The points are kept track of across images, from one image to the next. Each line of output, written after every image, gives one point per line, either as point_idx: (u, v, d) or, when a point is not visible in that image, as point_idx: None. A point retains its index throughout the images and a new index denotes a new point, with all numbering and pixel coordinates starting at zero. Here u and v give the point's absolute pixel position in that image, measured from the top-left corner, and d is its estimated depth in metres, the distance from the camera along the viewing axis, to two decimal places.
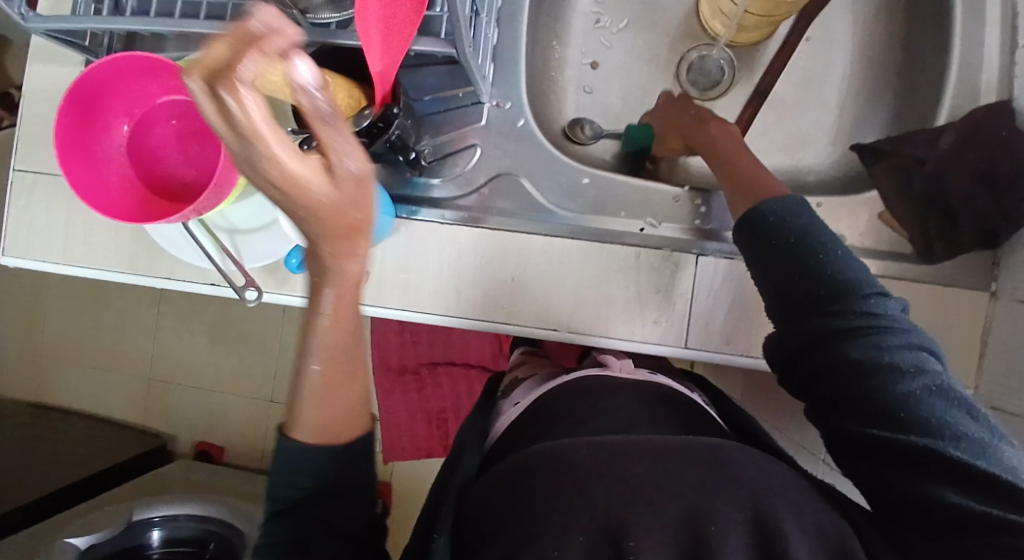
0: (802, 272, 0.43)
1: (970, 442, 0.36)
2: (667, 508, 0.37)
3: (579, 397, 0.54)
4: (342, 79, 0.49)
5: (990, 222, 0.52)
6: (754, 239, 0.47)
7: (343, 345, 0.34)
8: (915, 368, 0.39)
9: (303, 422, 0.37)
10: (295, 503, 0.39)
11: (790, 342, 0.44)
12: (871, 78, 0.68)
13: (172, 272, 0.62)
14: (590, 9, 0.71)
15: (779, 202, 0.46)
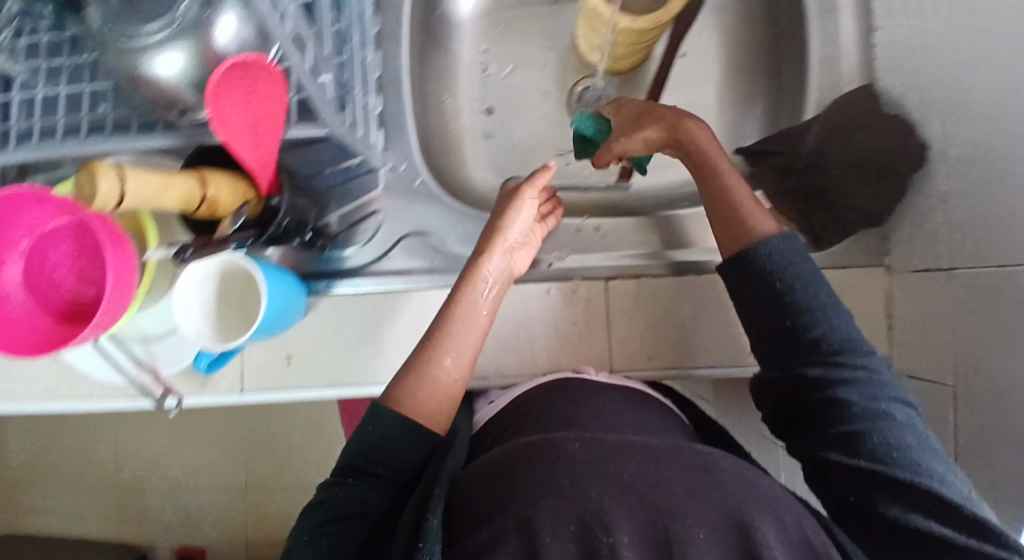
0: (796, 317, 0.48)
1: (948, 483, 0.41)
2: (659, 506, 0.38)
3: (553, 398, 0.53)
4: (225, 175, 0.49)
5: (869, 206, 0.56)
6: (746, 274, 0.51)
7: (469, 329, 0.51)
8: (895, 415, 0.44)
9: (417, 385, 0.49)
10: (354, 462, 0.47)
11: (781, 377, 0.49)
12: (747, 79, 0.70)
13: (91, 393, 0.62)
14: (475, 59, 0.73)
15: (779, 242, 0.50)
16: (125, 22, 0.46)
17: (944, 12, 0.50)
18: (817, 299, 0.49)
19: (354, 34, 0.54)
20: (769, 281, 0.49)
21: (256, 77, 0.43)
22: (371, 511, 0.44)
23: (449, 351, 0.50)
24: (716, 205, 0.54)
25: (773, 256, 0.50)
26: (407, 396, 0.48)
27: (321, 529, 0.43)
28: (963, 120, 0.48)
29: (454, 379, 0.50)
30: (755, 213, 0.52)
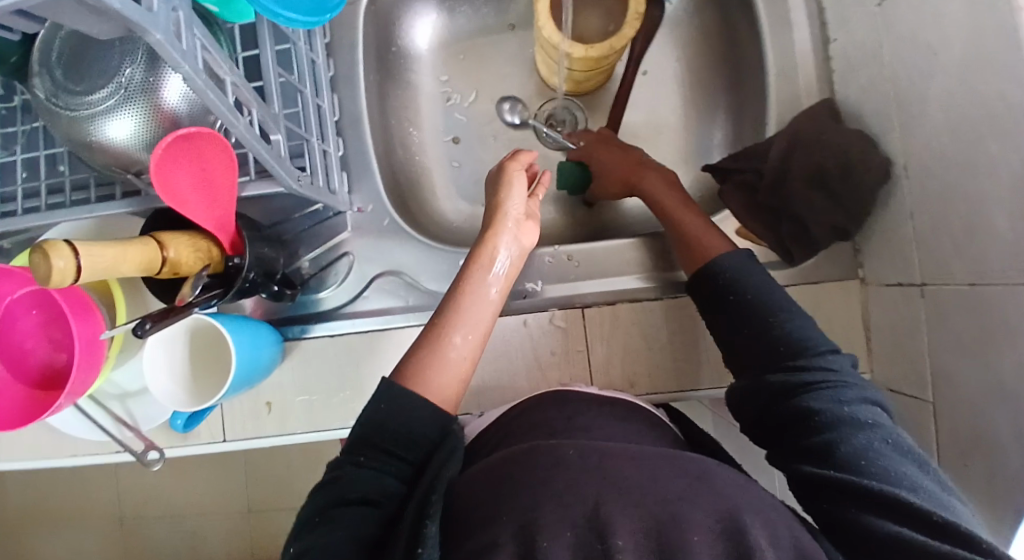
0: (762, 324, 0.49)
1: (921, 491, 0.38)
2: (659, 512, 0.36)
3: (547, 411, 0.50)
4: (184, 236, 0.49)
5: (838, 220, 0.55)
6: (710, 288, 0.53)
7: (473, 310, 0.48)
8: (864, 420, 0.43)
9: (419, 362, 0.46)
10: (357, 447, 0.43)
11: (752, 390, 0.48)
12: (706, 95, 0.71)
13: (75, 450, 0.60)
14: (438, 89, 0.73)
15: (735, 258, 0.53)
16: (70, 95, 0.48)
17: (892, 23, 0.49)
18: (779, 306, 0.50)
19: (304, 87, 0.55)
20: (732, 294, 0.51)
21: (201, 143, 0.42)
22: (383, 496, 0.40)
23: (460, 330, 0.47)
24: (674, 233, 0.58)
25: (730, 271, 0.52)
26: (416, 373, 0.45)
27: (331, 510, 0.39)
28: (921, 130, 0.47)
29: (465, 358, 0.47)
30: (708, 239, 0.56)
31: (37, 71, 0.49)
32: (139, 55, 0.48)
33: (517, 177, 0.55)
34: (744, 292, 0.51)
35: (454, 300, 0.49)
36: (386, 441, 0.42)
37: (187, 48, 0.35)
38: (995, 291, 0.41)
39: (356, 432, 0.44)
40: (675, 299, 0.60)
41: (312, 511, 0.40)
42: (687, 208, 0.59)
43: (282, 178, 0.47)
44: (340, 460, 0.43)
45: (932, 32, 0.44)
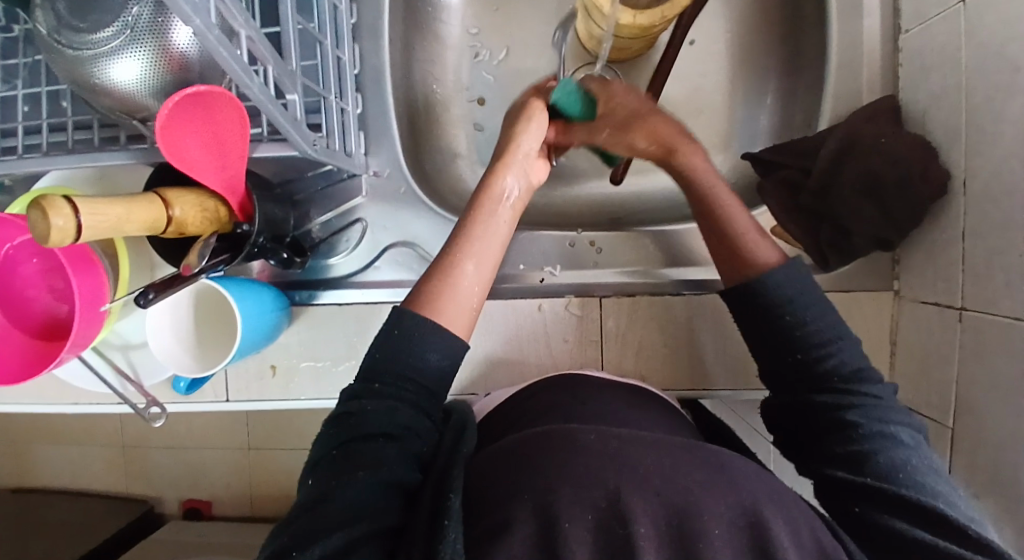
0: (808, 349, 0.44)
1: (956, 509, 0.37)
2: (679, 502, 0.32)
3: (557, 394, 0.47)
4: (191, 194, 0.46)
5: (883, 232, 0.52)
6: (755, 302, 0.45)
7: (486, 239, 0.45)
8: (903, 440, 0.40)
9: (428, 285, 0.43)
10: (370, 384, 0.40)
11: (789, 405, 0.45)
12: (753, 77, 0.67)
13: (77, 398, 0.59)
14: (466, 44, 0.68)
15: (785, 270, 0.45)
16: (73, 32, 0.44)
17: (977, 24, 0.45)
18: (830, 323, 0.44)
19: (324, 37, 0.51)
20: (772, 309, 0.45)
21: (209, 100, 0.38)
22: (400, 429, 0.39)
23: (470, 256, 0.44)
24: (714, 233, 0.49)
25: (781, 286, 0.45)
26: (426, 302, 0.42)
27: (349, 444, 0.38)
28: (988, 148, 0.44)
29: (474, 289, 0.44)
30: (755, 242, 0.47)
31: (40, 3, 0.45)
32: None
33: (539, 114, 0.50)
34: (800, 309, 0.44)
35: (466, 226, 0.45)
36: (399, 366, 0.41)
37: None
38: None
39: (366, 362, 0.42)
40: (699, 296, 0.57)
41: (327, 443, 0.39)
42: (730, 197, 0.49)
43: (299, 142, 0.44)
44: (352, 389, 0.41)
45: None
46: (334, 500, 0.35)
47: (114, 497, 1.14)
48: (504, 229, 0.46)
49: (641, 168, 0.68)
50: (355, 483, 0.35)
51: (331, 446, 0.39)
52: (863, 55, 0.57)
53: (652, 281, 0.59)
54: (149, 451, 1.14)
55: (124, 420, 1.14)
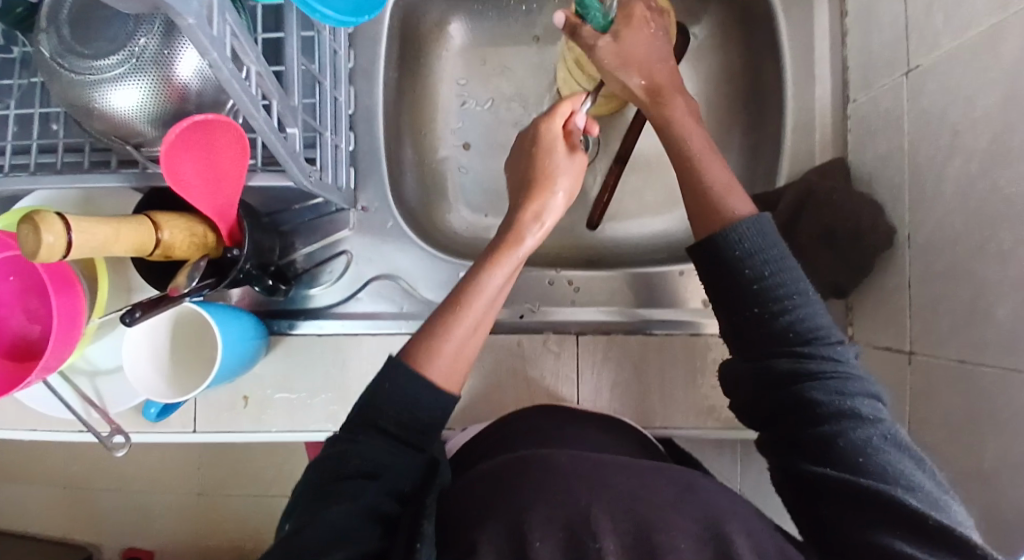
0: (766, 304, 0.44)
1: (917, 493, 0.36)
2: (648, 517, 0.33)
3: (536, 422, 0.48)
4: (181, 219, 0.47)
5: (837, 280, 0.56)
6: (716, 256, 0.46)
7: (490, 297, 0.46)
8: (868, 414, 0.40)
9: (430, 338, 0.44)
10: (354, 427, 0.41)
11: (752, 377, 0.45)
12: (718, 136, 0.73)
13: (36, 424, 0.56)
14: (455, 92, 0.72)
15: (749, 224, 0.45)
16: (77, 58, 0.46)
17: (915, 98, 0.51)
18: (790, 286, 0.44)
19: (324, 78, 0.53)
20: (730, 262, 0.45)
21: (215, 131, 0.40)
22: (383, 469, 0.39)
23: (468, 318, 0.45)
24: (692, 188, 0.50)
25: (743, 240, 0.45)
26: (423, 355, 0.43)
27: (326, 486, 0.38)
28: (929, 206, 0.49)
29: (467, 349, 0.45)
30: (729, 193, 0.48)
31: (45, 27, 0.47)
32: (156, 26, 0.45)
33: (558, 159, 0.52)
34: (761, 268, 0.44)
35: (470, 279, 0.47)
36: (389, 408, 0.41)
37: (217, 34, 0.33)
38: (986, 374, 0.43)
39: (357, 410, 0.42)
40: (669, 336, 0.60)
41: (308, 486, 0.39)
42: (711, 152, 0.51)
43: (296, 173, 0.46)
44: (336, 435, 0.41)
45: (961, 114, 0.46)
46: (310, 526, 0.34)
47: (49, 543, 1.06)
48: (503, 292, 0.48)
49: (617, 214, 0.72)
50: (336, 516, 0.35)
51: (310, 491, 0.38)
52: (816, 121, 0.64)
53: (626, 321, 0.61)
54: (95, 489, 1.07)
55: (69, 457, 1.08)
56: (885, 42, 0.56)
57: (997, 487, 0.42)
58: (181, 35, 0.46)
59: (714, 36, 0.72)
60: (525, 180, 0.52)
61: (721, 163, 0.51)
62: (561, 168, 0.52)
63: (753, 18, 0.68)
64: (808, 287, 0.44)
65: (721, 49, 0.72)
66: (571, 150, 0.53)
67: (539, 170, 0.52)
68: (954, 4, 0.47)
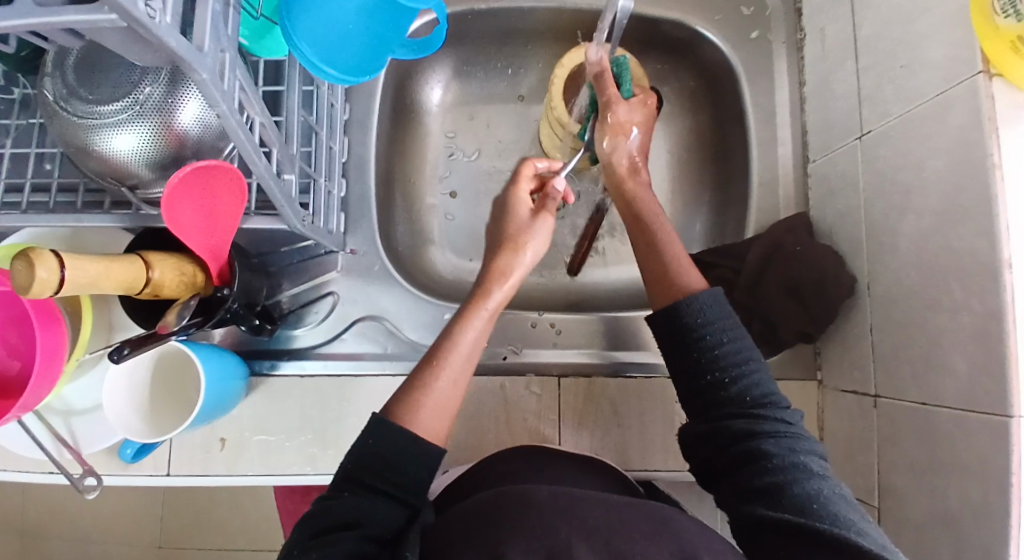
0: (721, 369, 0.47)
1: (867, 537, 0.37)
2: (621, 549, 0.34)
3: (517, 463, 0.49)
4: (170, 258, 0.48)
5: (804, 326, 0.59)
6: (678, 321, 0.49)
7: (466, 352, 0.47)
8: (816, 470, 0.42)
9: (409, 393, 0.45)
10: (337, 480, 0.41)
11: (708, 436, 0.47)
12: (690, 190, 0.77)
13: (4, 464, 0.55)
14: (444, 143, 0.76)
15: (708, 295, 0.49)
16: (81, 102, 0.48)
17: (870, 160, 0.56)
18: (743, 355, 0.48)
19: (321, 128, 0.56)
20: (691, 328, 0.49)
21: (216, 175, 0.42)
22: (367, 518, 0.38)
23: (446, 372, 0.46)
24: (652, 267, 0.54)
25: (703, 308, 0.49)
26: (403, 407, 0.44)
27: (312, 539, 0.37)
28: (886, 258, 0.53)
29: (445, 398, 0.46)
30: (686, 270, 0.53)
31: (51, 72, 0.49)
32: (161, 76, 0.48)
33: (520, 216, 0.55)
34: (717, 333, 0.48)
35: (449, 333, 0.48)
36: (371, 458, 0.41)
37: (228, 89, 0.36)
38: (946, 417, 0.45)
39: (342, 468, 0.42)
40: (647, 379, 0.61)
41: (294, 543, 0.38)
42: (670, 230, 0.56)
43: (289, 216, 0.48)
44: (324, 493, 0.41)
45: (912, 176, 0.50)
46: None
47: None
48: (479, 346, 0.49)
49: (596, 261, 0.75)
50: None
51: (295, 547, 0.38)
52: (780, 178, 0.68)
53: (605, 363, 0.63)
54: (47, 541, 1.01)
55: (22, 505, 1.02)
56: (840, 109, 0.62)
57: (963, 528, 0.44)
58: (185, 85, 0.48)
59: (685, 99, 0.78)
60: (496, 244, 0.54)
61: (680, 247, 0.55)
62: (529, 231, 0.53)
63: (720, 84, 0.74)
64: (761, 358, 0.49)
65: (691, 111, 0.78)
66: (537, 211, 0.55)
67: (509, 233, 0.53)
68: (900, 79, 0.52)
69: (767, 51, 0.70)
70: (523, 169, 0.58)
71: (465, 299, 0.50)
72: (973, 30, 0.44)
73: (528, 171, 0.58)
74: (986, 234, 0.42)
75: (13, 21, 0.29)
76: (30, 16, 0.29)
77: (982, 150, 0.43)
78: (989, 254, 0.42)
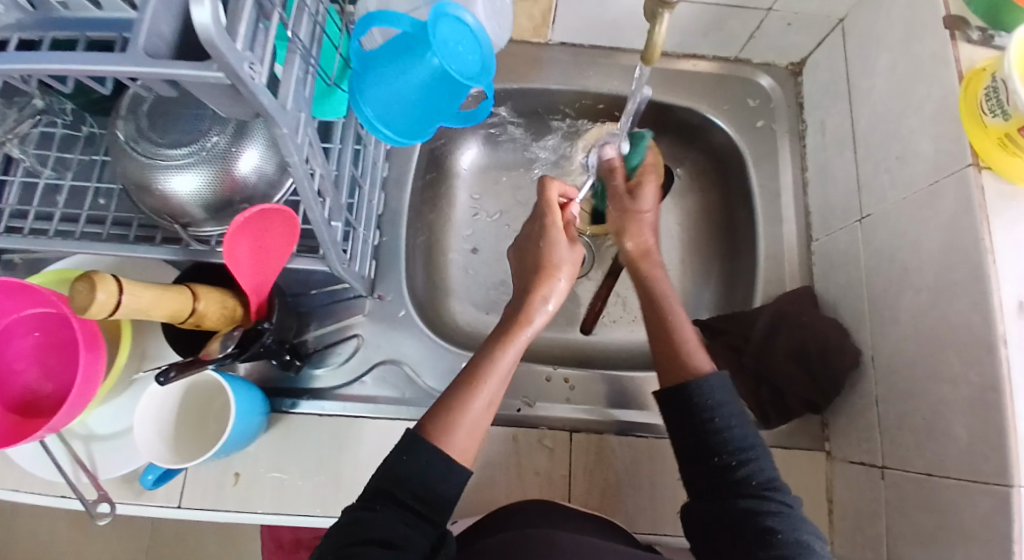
0: (728, 451, 0.48)
1: None
2: None
3: (532, 514, 0.49)
4: (215, 292, 0.50)
5: (812, 395, 0.61)
6: (690, 402, 0.50)
7: (500, 374, 0.49)
8: (817, 549, 0.43)
9: (444, 411, 0.47)
10: (369, 491, 0.43)
11: (712, 514, 0.47)
12: (700, 261, 0.81)
13: (19, 484, 0.55)
14: (469, 204, 0.81)
15: (718, 377, 0.51)
16: (151, 145, 0.52)
17: (871, 240, 0.60)
18: (749, 439, 0.49)
19: (364, 183, 0.61)
20: (701, 409, 0.50)
21: (274, 218, 0.46)
22: (401, 539, 0.40)
23: (483, 394, 0.48)
24: (669, 348, 0.55)
25: (714, 391, 0.50)
26: (439, 427, 0.46)
27: (347, 548, 0.39)
28: (888, 332, 0.56)
29: (480, 422, 0.48)
30: (696, 351, 0.54)
31: (125, 115, 0.53)
32: (228, 127, 0.52)
33: (556, 236, 0.57)
34: (725, 417, 0.50)
35: (484, 357, 0.50)
36: (406, 478, 0.43)
37: (300, 142, 0.40)
38: (952, 487, 0.47)
39: (373, 481, 0.44)
40: (659, 439, 0.62)
41: (326, 549, 0.40)
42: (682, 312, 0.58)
43: (332, 259, 0.51)
44: (356, 504, 0.43)
45: (909, 254, 0.54)
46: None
47: None
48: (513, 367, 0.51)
49: (609, 322, 0.77)
50: None
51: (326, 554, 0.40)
52: (786, 254, 0.72)
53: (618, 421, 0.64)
54: None
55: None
56: (839, 194, 0.67)
57: None
58: (249, 137, 0.52)
59: (696, 178, 0.84)
60: (529, 271, 0.57)
61: (690, 325, 0.57)
62: (563, 258, 0.57)
63: (727, 166, 0.80)
64: (763, 443, 0.50)
65: (700, 189, 0.84)
66: (573, 242, 0.59)
67: (544, 260, 0.56)
68: (894, 169, 0.58)
69: (771, 138, 0.77)
70: (548, 190, 0.59)
71: (502, 319, 0.54)
72: (960, 128, 0.49)
73: (552, 194, 0.59)
74: (980, 309, 0.45)
75: (126, 68, 0.31)
76: (145, 63, 0.31)
77: (975, 232, 0.47)
78: (984, 329, 0.45)
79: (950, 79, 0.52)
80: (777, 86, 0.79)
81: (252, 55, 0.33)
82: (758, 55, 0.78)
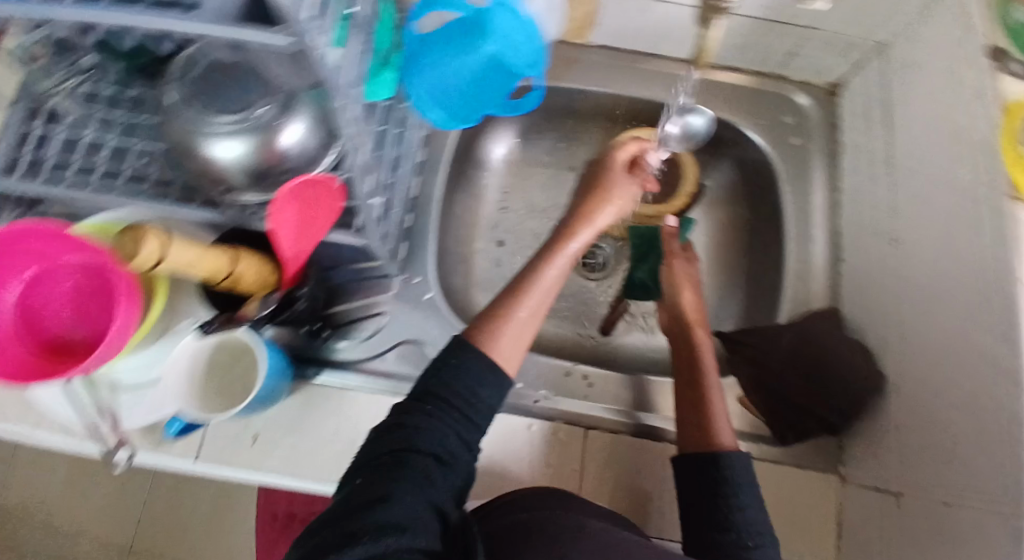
0: (742, 533, 0.47)
1: None
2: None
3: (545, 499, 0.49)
4: (256, 257, 0.49)
5: (832, 415, 0.61)
6: (713, 475, 0.50)
7: (548, 285, 0.50)
8: None
9: (490, 320, 0.48)
10: (419, 390, 0.45)
11: None
12: (725, 275, 0.81)
13: (37, 425, 0.56)
14: (499, 198, 0.82)
15: (741, 458, 0.51)
16: None
17: (904, 264, 0.60)
18: (762, 527, 0.48)
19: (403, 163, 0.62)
20: (722, 482, 0.50)
21: (320, 188, 0.47)
22: (447, 452, 0.42)
23: (529, 304, 0.49)
24: (698, 418, 0.56)
25: (735, 469, 0.50)
26: (485, 336, 0.47)
27: (398, 453, 0.41)
28: (914, 357, 0.56)
29: (527, 330, 0.49)
30: (722, 426, 0.55)
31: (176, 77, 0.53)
32: None
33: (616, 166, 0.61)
34: (742, 497, 0.49)
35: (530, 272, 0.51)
36: (451, 394, 0.44)
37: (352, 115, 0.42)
38: (971, 518, 0.46)
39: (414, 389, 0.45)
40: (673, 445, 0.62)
41: (378, 448, 0.42)
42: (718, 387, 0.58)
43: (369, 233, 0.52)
44: (401, 405, 0.44)
45: (941, 281, 0.54)
46: (393, 500, 0.38)
47: None
48: (560, 283, 0.52)
49: (628, 327, 0.77)
50: (412, 495, 0.39)
51: (375, 454, 0.42)
52: (813, 273, 0.72)
53: (634, 421, 0.64)
54: None
55: None
56: (872, 217, 0.67)
57: None
58: (296, 110, 0.47)
59: (726, 190, 0.84)
60: (586, 191, 0.60)
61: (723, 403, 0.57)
62: (621, 186, 0.59)
63: (757, 181, 0.80)
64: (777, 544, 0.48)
65: (729, 202, 0.84)
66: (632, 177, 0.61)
67: (603, 182, 0.59)
68: (931, 195, 0.57)
69: (805, 156, 0.77)
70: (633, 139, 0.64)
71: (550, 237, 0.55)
72: (1001, 156, 0.49)
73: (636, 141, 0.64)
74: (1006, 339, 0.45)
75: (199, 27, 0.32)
76: (214, 23, 0.32)
77: (1010, 261, 0.46)
78: (1012, 361, 0.44)
79: (994, 108, 0.51)
80: (815, 106, 0.79)
81: (316, 22, 0.33)
82: (798, 74, 0.78)
